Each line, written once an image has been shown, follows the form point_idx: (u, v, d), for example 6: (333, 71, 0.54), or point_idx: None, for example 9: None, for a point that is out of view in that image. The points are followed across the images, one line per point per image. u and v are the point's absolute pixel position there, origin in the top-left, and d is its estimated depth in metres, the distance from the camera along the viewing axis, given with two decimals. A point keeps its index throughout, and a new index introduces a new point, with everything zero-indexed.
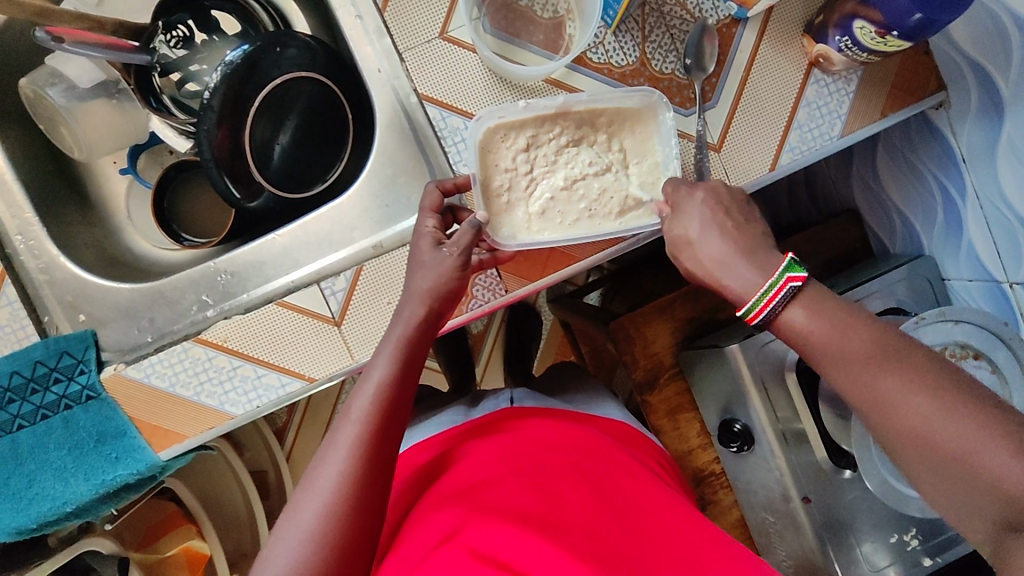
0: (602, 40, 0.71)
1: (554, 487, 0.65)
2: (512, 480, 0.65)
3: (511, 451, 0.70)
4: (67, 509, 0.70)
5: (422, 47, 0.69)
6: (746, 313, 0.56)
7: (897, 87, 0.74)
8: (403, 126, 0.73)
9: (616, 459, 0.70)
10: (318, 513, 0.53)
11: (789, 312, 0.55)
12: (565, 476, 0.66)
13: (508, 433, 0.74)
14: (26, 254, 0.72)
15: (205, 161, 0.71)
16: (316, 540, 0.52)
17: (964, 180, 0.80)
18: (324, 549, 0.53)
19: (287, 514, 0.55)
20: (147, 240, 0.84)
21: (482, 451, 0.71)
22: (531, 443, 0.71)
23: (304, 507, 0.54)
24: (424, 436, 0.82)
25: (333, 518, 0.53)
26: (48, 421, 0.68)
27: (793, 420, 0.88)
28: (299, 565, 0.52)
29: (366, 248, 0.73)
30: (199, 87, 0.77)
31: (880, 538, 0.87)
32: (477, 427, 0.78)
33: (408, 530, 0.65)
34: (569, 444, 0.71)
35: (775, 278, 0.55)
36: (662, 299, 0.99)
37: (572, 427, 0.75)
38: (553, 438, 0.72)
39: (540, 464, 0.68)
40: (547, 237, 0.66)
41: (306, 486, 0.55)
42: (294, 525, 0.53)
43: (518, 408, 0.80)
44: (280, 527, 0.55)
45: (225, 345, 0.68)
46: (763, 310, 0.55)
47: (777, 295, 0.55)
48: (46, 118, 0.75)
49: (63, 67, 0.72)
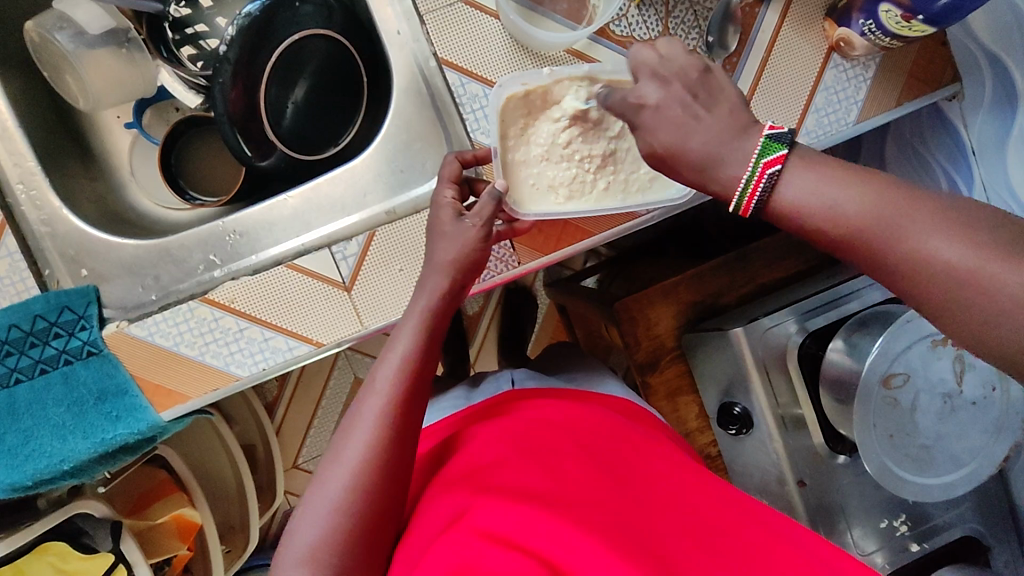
0: (626, 13, 0.70)
1: (572, 464, 0.65)
2: (528, 457, 0.65)
3: (528, 430, 0.70)
4: (65, 468, 0.68)
5: (444, 9, 0.67)
6: (735, 210, 0.46)
7: (913, 77, 0.75)
8: (420, 91, 0.72)
9: (633, 438, 0.70)
10: (343, 484, 0.53)
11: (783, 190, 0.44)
12: (582, 454, 0.66)
13: (522, 413, 0.73)
14: (27, 205, 0.70)
15: (218, 117, 0.69)
16: (343, 510, 0.52)
17: (972, 172, 0.82)
18: (350, 519, 0.52)
19: (313, 485, 0.54)
20: (152, 199, 0.82)
21: (498, 429, 0.70)
22: (547, 424, 0.71)
23: (331, 478, 0.53)
24: (430, 422, 0.82)
25: (359, 489, 0.53)
26: (47, 376, 0.66)
27: (792, 405, 0.89)
28: (327, 535, 0.52)
29: (378, 214, 0.72)
30: (198, 51, 0.76)
31: (870, 523, 0.91)
32: (488, 408, 0.78)
33: (424, 507, 0.65)
34: (584, 424, 0.71)
35: (751, 169, 0.45)
36: (666, 281, 0.98)
37: (587, 408, 0.75)
38: (568, 418, 0.72)
39: (555, 442, 0.67)
40: (571, 208, 0.66)
41: (331, 458, 0.55)
42: (320, 496, 0.53)
43: (529, 389, 0.80)
44: (306, 499, 0.54)
45: (232, 305, 0.67)
46: (752, 203, 0.45)
47: (758, 187, 0.45)
48: (51, 65, 0.71)
49: (71, 12, 0.69)
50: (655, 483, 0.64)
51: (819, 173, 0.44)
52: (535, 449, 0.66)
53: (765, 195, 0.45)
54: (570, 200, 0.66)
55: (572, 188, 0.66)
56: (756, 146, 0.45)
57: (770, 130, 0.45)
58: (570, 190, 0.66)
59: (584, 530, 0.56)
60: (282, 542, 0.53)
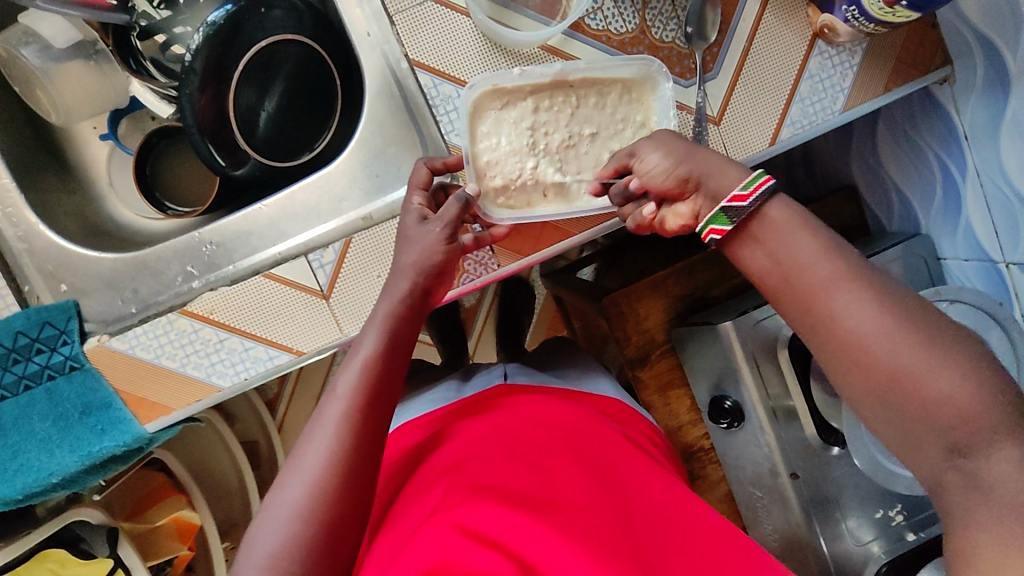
0: (601, 5, 0.68)
1: (547, 464, 0.64)
2: (505, 457, 0.64)
3: (506, 428, 0.68)
4: (53, 481, 0.69)
5: (413, 9, 0.66)
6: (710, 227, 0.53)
7: (902, 61, 0.73)
8: (393, 93, 0.71)
9: (610, 436, 0.69)
10: (305, 490, 0.52)
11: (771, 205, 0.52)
12: (559, 453, 0.65)
13: (503, 409, 0.72)
14: (4, 222, 0.71)
15: (189, 128, 0.69)
16: (304, 517, 0.51)
17: (964, 157, 0.79)
18: (312, 526, 0.51)
19: (274, 491, 0.54)
20: (131, 210, 0.82)
21: (477, 426, 0.69)
22: (525, 420, 0.70)
23: (292, 483, 0.53)
24: (416, 412, 0.80)
25: (321, 494, 0.52)
26: (32, 392, 0.67)
27: (783, 397, 0.88)
28: (288, 542, 0.51)
29: (355, 220, 0.72)
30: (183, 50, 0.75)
31: (866, 514, 0.89)
32: (468, 405, 0.76)
33: (397, 510, 0.64)
34: (560, 420, 0.70)
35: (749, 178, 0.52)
36: (654, 276, 0.98)
37: (568, 404, 0.73)
38: (547, 415, 0.71)
39: (529, 439, 0.66)
40: (541, 210, 0.65)
41: (294, 462, 0.54)
42: (281, 503, 0.52)
43: (512, 385, 0.79)
44: (267, 504, 0.54)
45: (211, 317, 0.67)
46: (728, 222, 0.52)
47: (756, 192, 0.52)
48: (21, 80, 0.72)
49: (36, 26, 0.70)
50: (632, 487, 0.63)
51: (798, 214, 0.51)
52: (512, 448, 0.65)
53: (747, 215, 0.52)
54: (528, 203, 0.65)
55: (529, 190, 0.65)
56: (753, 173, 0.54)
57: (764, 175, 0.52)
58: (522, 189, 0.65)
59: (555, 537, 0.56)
60: (242, 547, 0.52)
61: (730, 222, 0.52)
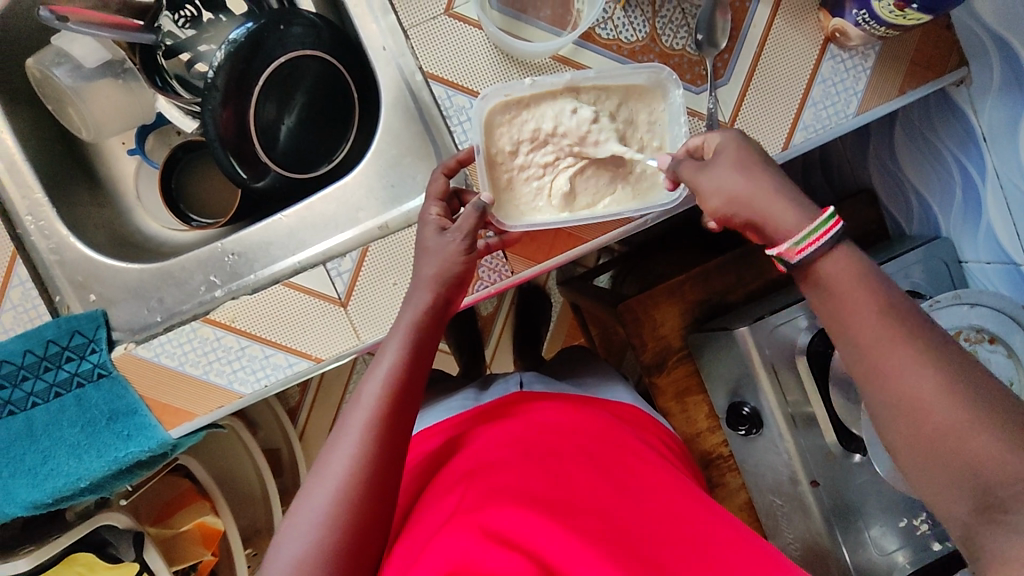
0: (611, 16, 0.69)
1: (566, 469, 0.64)
2: (525, 463, 0.64)
3: (526, 434, 0.69)
4: (82, 485, 0.71)
5: (427, 24, 0.68)
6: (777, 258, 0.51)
7: (917, 64, 0.72)
8: (408, 105, 0.72)
9: (630, 441, 0.69)
10: (329, 496, 0.53)
11: (833, 254, 0.49)
12: (579, 459, 0.65)
13: (523, 416, 0.72)
14: (36, 235, 0.73)
15: (211, 140, 0.71)
16: (328, 524, 0.52)
17: (984, 160, 0.78)
18: (336, 533, 0.52)
19: (298, 499, 0.54)
20: (157, 221, 0.85)
21: (496, 433, 0.70)
22: (545, 427, 0.70)
23: (316, 489, 0.53)
24: (435, 419, 0.81)
25: (345, 500, 0.53)
26: (61, 398, 0.69)
27: (802, 404, 0.88)
28: (312, 548, 0.51)
29: (371, 229, 0.73)
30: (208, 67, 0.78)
31: (889, 522, 0.87)
32: (487, 411, 0.77)
33: (418, 518, 0.64)
34: (581, 427, 0.70)
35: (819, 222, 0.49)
36: (671, 281, 0.98)
37: (586, 411, 0.74)
38: (566, 422, 0.71)
39: (550, 446, 0.66)
40: (551, 218, 0.65)
41: (318, 469, 0.55)
42: (305, 509, 0.53)
43: (530, 391, 0.79)
44: (291, 512, 0.54)
45: (232, 325, 0.69)
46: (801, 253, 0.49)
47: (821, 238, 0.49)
48: (54, 99, 0.76)
49: (68, 47, 0.73)
50: (651, 492, 0.63)
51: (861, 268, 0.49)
52: (532, 454, 0.65)
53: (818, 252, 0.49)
54: (540, 211, 0.66)
55: (546, 197, 0.66)
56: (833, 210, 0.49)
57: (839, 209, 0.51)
58: (534, 198, 0.66)
59: (577, 541, 0.56)
60: (267, 553, 0.53)
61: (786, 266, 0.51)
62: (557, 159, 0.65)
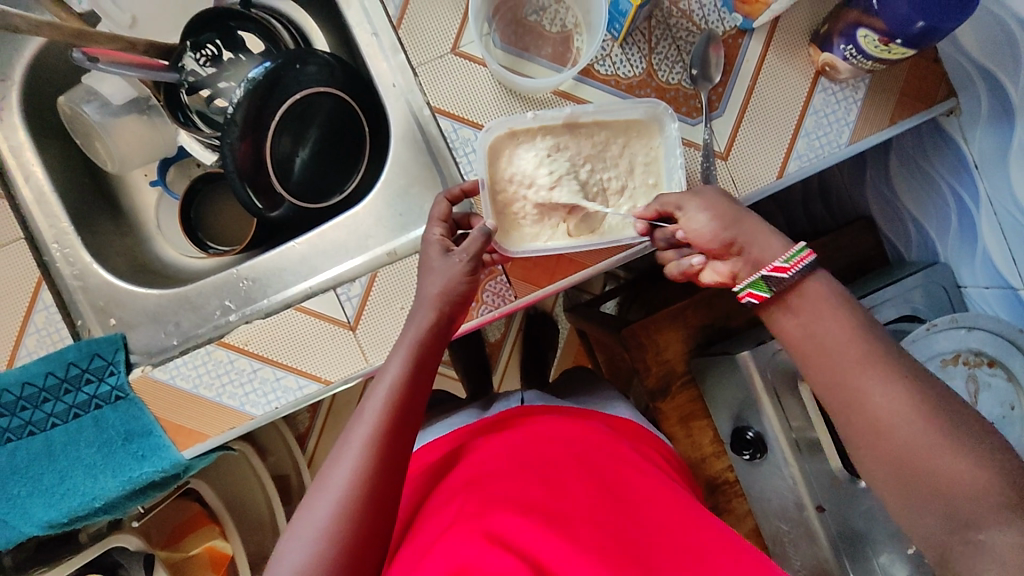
0: (609, 52, 0.73)
1: (565, 482, 0.65)
2: (524, 475, 0.65)
3: (526, 446, 0.70)
4: (96, 505, 0.74)
5: (434, 62, 0.72)
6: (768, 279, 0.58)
7: (907, 95, 0.75)
8: (416, 138, 0.76)
9: (630, 454, 0.70)
10: (330, 510, 0.54)
11: (809, 283, 0.58)
12: (578, 473, 0.66)
13: (524, 429, 0.73)
14: (61, 261, 0.77)
15: (229, 173, 0.75)
16: (328, 537, 0.53)
17: (977, 187, 0.80)
18: (335, 546, 0.53)
19: (300, 511, 0.56)
20: (175, 249, 0.89)
21: (497, 446, 0.71)
22: (546, 440, 0.71)
23: (318, 503, 0.55)
24: (435, 436, 0.82)
25: (345, 515, 0.54)
26: (80, 419, 0.71)
27: (806, 429, 0.86)
28: (312, 561, 0.52)
29: (380, 255, 0.76)
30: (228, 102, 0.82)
31: (897, 549, 0.82)
32: (490, 423, 0.78)
33: (419, 529, 0.65)
34: (580, 441, 0.70)
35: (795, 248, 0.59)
36: (673, 306, 1.00)
37: (587, 425, 0.74)
38: (567, 435, 0.72)
39: (550, 459, 0.67)
40: (553, 244, 0.68)
41: (320, 483, 0.56)
42: (307, 523, 0.54)
43: (531, 405, 0.80)
44: (293, 524, 0.56)
45: (246, 348, 0.71)
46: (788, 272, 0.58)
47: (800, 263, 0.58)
48: (82, 134, 0.80)
49: (97, 86, 0.78)
50: (649, 505, 0.63)
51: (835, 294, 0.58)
52: (532, 467, 0.66)
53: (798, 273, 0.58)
54: (543, 236, 0.68)
55: (548, 222, 0.68)
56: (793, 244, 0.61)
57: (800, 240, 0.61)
58: (540, 225, 0.68)
59: (572, 555, 0.56)
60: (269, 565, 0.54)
61: (768, 289, 0.59)
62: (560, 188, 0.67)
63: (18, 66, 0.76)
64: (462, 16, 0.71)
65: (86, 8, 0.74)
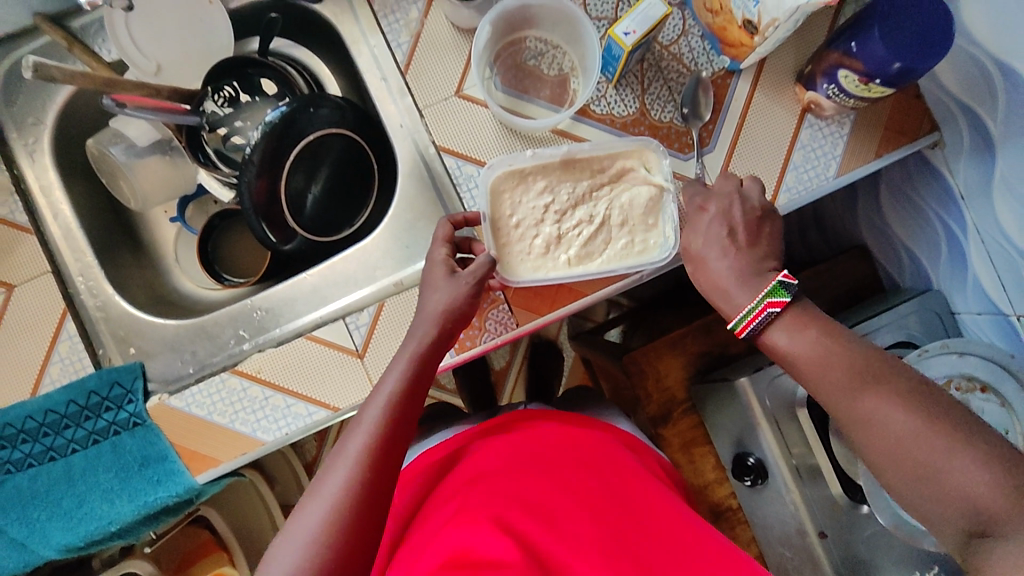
0: (604, 93, 0.77)
1: (558, 487, 0.66)
2: (518, 478, 0.66)
3: (523, 451, 0.71)
4: (111, 528, 0.77)
5: (439, 104, 0.76)
6: (735, 326, 0.65)
7: (890, 129, 0.78)
8: (422, 174, 0.80)
9: (623, 460, 0.71)
10: (322, 515, 0.56)
11: (770, 333, 0.63)
12: (572, 478, 0.67)
13: (521, 433, 0.75)
14: (85, 293, 0.81)
15: (246, 209, 0.80)
16: (319, 541, 0.55)
17: (963, 216, 0.83)
18: (326, 550, 0.55)
19: (294, 516, 0.57)
20: (192, 281, 0.93)
21: (494, 450, 0.72)
22: (542, 446, 0.72)
23: (312, 508, 0.57)
24: (433, 441, 0.84)
25: (337, 520, 0.56)
26: (99, 445, 0.74)
27: (807, 455, 0.88)
28: (303, 563, 0.54)
29: (387, 285, 0.80)
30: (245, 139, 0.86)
31: None
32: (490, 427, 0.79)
33: (415, 531, 0.66)
34: (576, 447, 0.72)
35: (757, 302, 0.63)
36: (672, 334, 1.03)
37: (584, 431, 0.76)
38: (562, 441, 0.73)
39: (545, 465, 0.69)
40: (551, 273, 0.72)
41: (315, 490, 0.58)
42: (301, 526, 0.56)
43: (532, 410, 0.81)
44: (288, 527, 0.57)
45: (258, 376, 0.74)
46: (747, 326, 0.64)
47: (758, 316, 0.63)
48: (109, 173, 0.86)
49: (124, 129, 0.83)
50: (639, 510, 0.64)
51: (801, 330, 0.61)
52: (527, 470, 0.68)
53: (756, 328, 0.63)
54: (543, 268, 0.72)
55: (547, 253, 0.72)
56: (769, 287, 0.63)
57: (785, 279, 0.63)
58: (541, 257, 0.72)
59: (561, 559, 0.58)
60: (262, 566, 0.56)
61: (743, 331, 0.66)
62: (558, 219, 0.72)
63: (50, 111, 0.81)
64: (465, 62, 0.76)
65: (114, 58, 0.82)
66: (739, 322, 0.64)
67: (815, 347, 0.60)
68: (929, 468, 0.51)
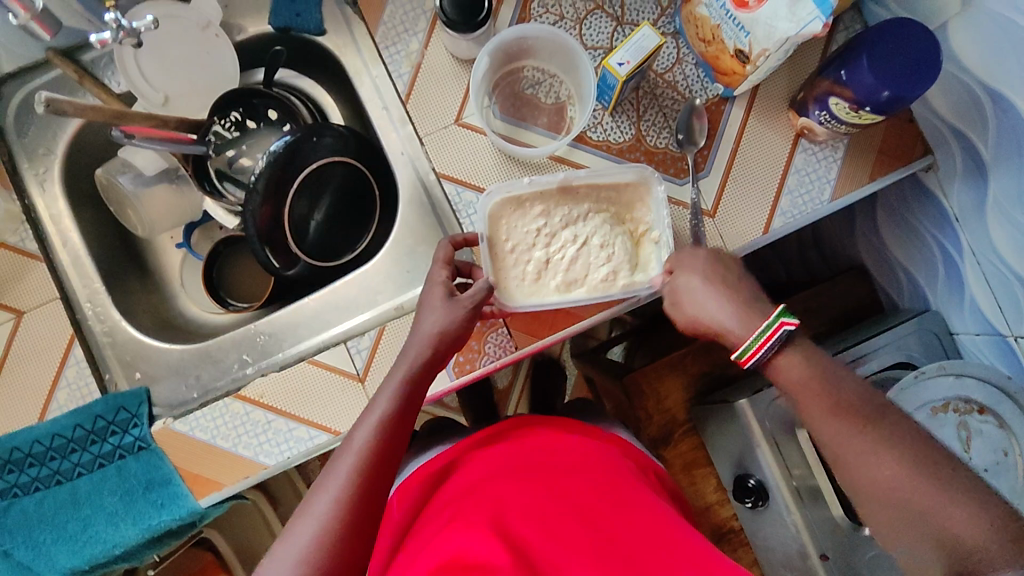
0: (600, 120, 0.79)
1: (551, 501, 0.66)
2: (512, 492, 0.66)
3: (518, 464, 0.71)
4: (116, 551, 0.77)
5: (439, 132, 0.78)
6: (742, 354, 0.64)
7: (884, 153, 0.79)
8: (423, 200, 0.81)
9: (617, 470, 0.70)
10: (311, 535, 0.57)
11: (779, 357, 0.63)
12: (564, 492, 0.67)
13: (517, 444, 0.75)
14: (92, 319, 0.83)
15: (249, 235, 0.82)
16: (306, 562, 0.55)
17: (959, 238, 0.83)
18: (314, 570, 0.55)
19: (284, 535, 0.58)
20: (198, 305, 0.94)
21: (490, 463, 0.72)
22: (538, 458, 0.72)
23: (301, 528, 0.57)
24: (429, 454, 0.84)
25: (325, 541, 0.56)
26: (104, 469, 0.75)
27: (807, 477, 0.87)
28: None
29: (388, 310, 0.81)
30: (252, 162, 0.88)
31: None
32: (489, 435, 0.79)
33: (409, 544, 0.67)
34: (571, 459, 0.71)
35: (769, 322, 0.62)
36: (673, 355, 1.03)
37: (582, 441, 0.75)
38: (557, 452, 0.73)
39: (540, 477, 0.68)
40: (549, 298, 0.72)
41: (304, 509, 0.59)
42: (289, 546, 0.57)
43: (530, 416, 0.81)
44: (277, 547, 0.58)
45: (261, 400, 0.75)
46: (758, 351, 0.63)
47: (771, 338, 0.62)
48: (116, 202, 0.87)
49: (131, 159, 0.84)
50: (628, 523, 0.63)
51: (808, 358, 0.63)
52: (520, 484, 0.68)
53: (768, 351, 0.62)
54: (540, 293, 0.72)
55: (543, 279, 0.73)
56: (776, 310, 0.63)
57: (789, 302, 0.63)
58: (537, 282, 0.72)
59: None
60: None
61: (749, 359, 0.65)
62: (555, 245, 0.73)
63: (61, 142, 0.84)
64: (464, 92, 0.78)
65: (123, 90, 0.85)
66: (747, 349, 0.63)
67: (806, 370, 0.62)
68: (918, 493, 0.53)
